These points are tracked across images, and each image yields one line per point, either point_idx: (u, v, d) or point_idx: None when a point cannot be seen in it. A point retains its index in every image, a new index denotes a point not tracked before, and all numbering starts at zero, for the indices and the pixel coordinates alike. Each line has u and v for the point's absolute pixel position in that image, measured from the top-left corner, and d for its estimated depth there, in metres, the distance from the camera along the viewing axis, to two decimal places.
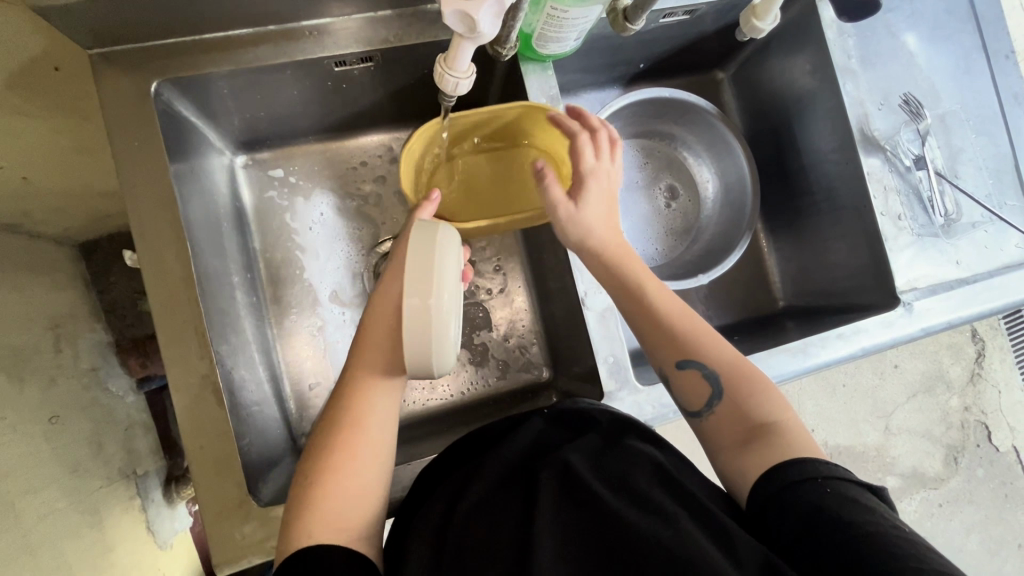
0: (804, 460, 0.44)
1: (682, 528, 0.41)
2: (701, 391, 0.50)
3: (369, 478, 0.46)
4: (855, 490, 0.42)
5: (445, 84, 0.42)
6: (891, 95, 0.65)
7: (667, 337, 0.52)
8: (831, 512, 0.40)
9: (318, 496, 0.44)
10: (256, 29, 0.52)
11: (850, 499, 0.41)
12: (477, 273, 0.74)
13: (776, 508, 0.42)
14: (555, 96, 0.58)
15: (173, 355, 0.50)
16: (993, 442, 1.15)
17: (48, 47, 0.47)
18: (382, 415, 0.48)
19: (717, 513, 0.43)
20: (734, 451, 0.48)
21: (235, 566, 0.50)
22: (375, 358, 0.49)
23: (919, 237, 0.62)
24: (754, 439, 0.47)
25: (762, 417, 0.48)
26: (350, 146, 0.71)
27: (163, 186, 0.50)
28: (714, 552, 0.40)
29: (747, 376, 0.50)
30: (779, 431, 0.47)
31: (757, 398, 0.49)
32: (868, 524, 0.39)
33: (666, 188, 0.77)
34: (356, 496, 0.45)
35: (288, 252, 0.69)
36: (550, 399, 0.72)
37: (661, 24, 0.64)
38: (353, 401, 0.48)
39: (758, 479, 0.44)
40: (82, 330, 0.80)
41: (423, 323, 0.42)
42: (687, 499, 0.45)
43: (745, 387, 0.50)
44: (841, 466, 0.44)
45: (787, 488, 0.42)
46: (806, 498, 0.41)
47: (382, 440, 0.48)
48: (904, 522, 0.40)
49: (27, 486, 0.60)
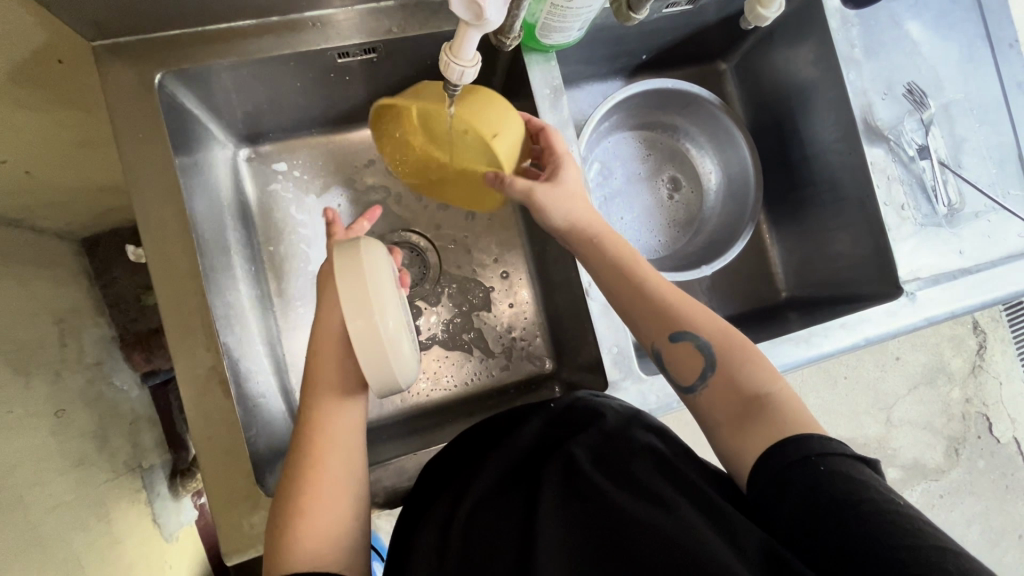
0: (798, 438, 0.43)
1: (682, 515, 0.42)
2: (690, 371, 0.51)
3: (350, 481, 0.48)
4: (850, 464, 0.42)
5: (451, 73, 0.42)
6: (895, 84, 0.64)
7: (655, 315, 0.52)
8: (825, 492, 0.40)
9: (306, 499, 0.46)
10: (260, 20, 0.52)
11: (844, 476, 0.41)
12: (480, 265, 0.74)
13: (771, 491, 0.42)
14: (559, 87, 0.58)
15: (181, 347, 0.50)
16: (994, 433, 1.16)
17: (52, 39, 0.46)
18: (343, 434, 0.49)
19: (718, 500, 0.44)
20: (729, 430, 0.48)
21: (243, 556, 0.51)
22: (328, 381, 0.50)
23: (922, 227, 0.63)
24: (751, 414, 0.47)
25: (753, 389, 0.49)
26: (353, 139, 0.71)
27: (168, 178, 0.50)
28: (713, 537, 0.40)
29: (734, 353, 0.50)
30: (773, 404, 0.47)
31: (748, 372, 0.50)
32: (863, 502, 0.39)
33: (669, 180, 0.77)
34: (338, 500, 0.46)
35: (292, 244, 0.69)
36: (553, 391, 0.72)
37: (665, 13, 0.64)
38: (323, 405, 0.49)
39: (754, 465, 0.45)
40: (86, 324, 0.81)
41: (376, 343, 0.44)
42: (688, 486, 0.45)
43: (731, 360, 0.50)
44: (836, 440, 0.44)
45: (784, 470, 0.42)
46: (802, 479, 0.41)
47: (352, 450, 0.49)
48: (900, 495, 0.40)
49: (34, 478, 0.60)
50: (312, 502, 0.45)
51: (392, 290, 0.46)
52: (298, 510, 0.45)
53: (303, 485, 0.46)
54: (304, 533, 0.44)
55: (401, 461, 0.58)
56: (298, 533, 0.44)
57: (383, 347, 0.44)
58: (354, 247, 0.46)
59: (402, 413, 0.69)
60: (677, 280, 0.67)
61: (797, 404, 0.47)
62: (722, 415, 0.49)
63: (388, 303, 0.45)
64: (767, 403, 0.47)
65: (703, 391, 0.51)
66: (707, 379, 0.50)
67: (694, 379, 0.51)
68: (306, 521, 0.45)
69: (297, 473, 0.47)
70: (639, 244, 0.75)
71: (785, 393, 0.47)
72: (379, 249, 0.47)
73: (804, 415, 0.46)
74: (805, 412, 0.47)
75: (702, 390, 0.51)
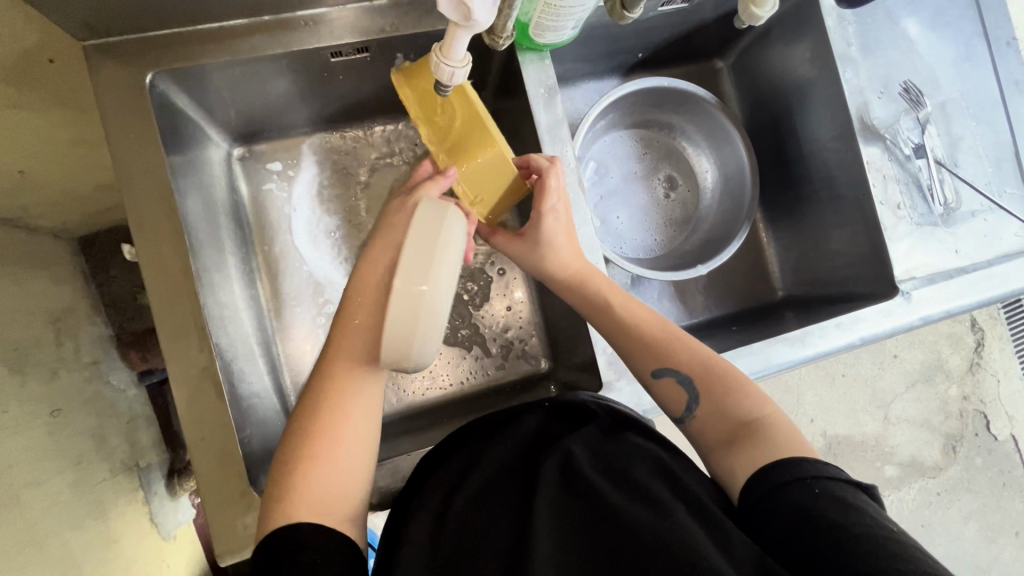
0: (791, 460, 0.44)
1: (677, 519, 0.42)
2: (676, 404, 0.52)
3: (355, 463, 0.46)
4: (845, 488, 0.42)
5: (442, 74, 0.41)
6: (891, 83, 0.64)
7: (639, 349, 0.54)
8: (821, 510, 0.40)
9: (305, 474, 0.44)
10: (252, 19, 0.52)
11: (840, 499, 0.41)
12: (476, 264, 0.73)
13: (765, 508, 0.43)
14: (553, 87, 0.58)
15: (173, 348, 0.50)
16: (991, 431, 1.16)
17: (42, 38, 0.46)
18: (363, 403, 0.47)
19: (713, 507, 0.44)
20: (720, 456, 0.49)
21: (236, 556, 0.51)
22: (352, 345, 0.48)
23: (918, 226, 0.62)
24: (741, 439, 0.48)
25: (742, 416, 0.49)
26: (348, 138, 0.71)
27: (159, 178, 0.50)
28: (707, 542, 0.40)
29: (717, 385, 0.51)
30: (763, 429, 0.47)
31: (734, 401, 0.50)
32: (858, 524, 0.39)
33: (665, 179, 0.77)
34: (340, 484, 0.45)
35: (286, 244, 0.69)
36: (549, 390, 0.72)
37: (660, 11, 0.64)
38: (342, 374, 0.48)
39: (745, 485, 0.45)
40: (81, 323, 0.80)
41: (416, 308, 0.42)
42: (683, 491, 0.45)
43: (713, 388, 0.51)
44: (832, 465, 0.44)
45: (776, 488, 0.43)
46: (794, 499, 0.42)
47: (364, 422, 0.47)
48: (895, 522, 0.40)
49: (30, 478, 0.60)
50: (311, 478, 0.44)
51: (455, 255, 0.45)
52: (296, 484, 0.43)
53: (305, 457, 0.45)
54: (302, 506, 0.43)
55: (396, 462, 0.58)
56: (296, 505, 0.43)
57: (421, 325, 0.43)
58: (444, 205, 0.46)
59: (397, 413, 0.69)
60: (672, 280, 0.66)
61: (785, 429, 0.47)
62: (711, 440, 0.50)
63: (446, 271, 0.44)
64: (756, 427, 0.48)
65: (691, 422, 0.52)
66: (693, 413, 0.51)
67: (681, 412, 0.52)
68: (305, 496, 0.43)
69: (296, 448, 0.45)
70: (635, 244, 0.75)
71: (775, 417, 0.48)
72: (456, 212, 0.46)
73: (795, 441, 0.46)
74: (797, 435, 0.47)
75: (690, 421, 0.52)
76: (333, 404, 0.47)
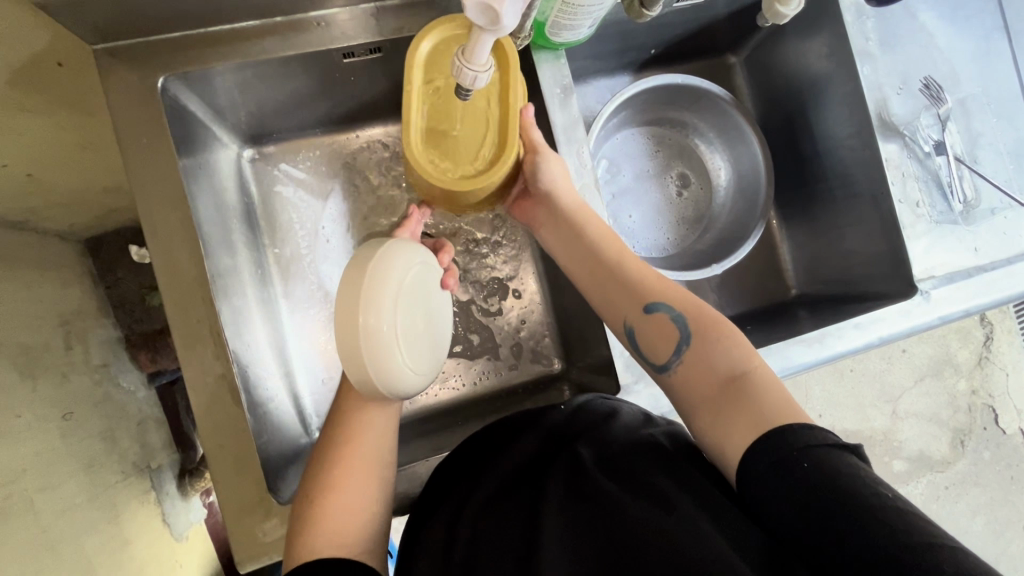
0: (780, 430, 0.42)
1: (684, 513, 0.41)
2: (665, 347, 0.52)
3: (369, 485, 0.47)
4: (835, 455, 0.40)
5: (464, 78, 0.40)
6: (911, 79, 0.63)
7: (624, 296, 0.55)
8: (816, 490, 0.39)
9: (321, 511, 0.44)
10: (263, 20, 0.51)
11: (832, 471, 0.39)
12: (488, 262, 0.73)
13: (763, 492, 0.41)
14: (568, 85, 0.57)
15: (188, 354, 0.50)
16: (1001, 425, 1.15)
17: (50, 41, 0.46)
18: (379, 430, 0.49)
19: (719, 498, 0.43)
20: (708, 416, 0.47)
21: (256, 562, 0.51)
22: None
23: (937, 223, 0.61)
24: (728, 397, 0.47)
25: (729, 369, 0.48)
26: (357, 138, 0.70)
27: (172, 183, 0.50)
28: (717, 536, 0.39)
29: (709, 330, 0.51)
30: (747, 386, 0.47)
31: (724, 350, 0.50)
32: (853, 501, 0.38)
33: (677, 176, 0.76)
34: (361, 497, 0.46)
35: (298, 246, 0.68)
36: (563, 391, 0.72)
37: (674, 8, 0.63)
38: (355, 414, 0.50)
39: (741, 460, 0.43)
40: (91, 325, 0.80)
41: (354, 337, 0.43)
42: (688, 482, 0.44)
43: (705, 335, 0.50)
44: (817, 430, 0.42)
45: (770, 469, 0.41)
46: (789, 479, 0.40)
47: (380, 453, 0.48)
48: (888, 484, 0.39)
49: (45, 482, 0.60)
50: (331, 506, 0.45)
51: (388, 285, 0.45)
52: (316, 515, 0.44)
53: (325, 490, 0.45)
54: (322, 537, 0.43)
55: (413, 468, 0.58)
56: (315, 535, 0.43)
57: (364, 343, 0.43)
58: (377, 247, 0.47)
59: (411, 415, 0.69)
60: (686, 279, 0.66)
61: (771, 386, 0.46)
62: (699, 397, 0.49)
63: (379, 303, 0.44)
64: (743, 383, 0.47)
65: (677, 367, 0.51)
66: (682, 354, 0.51)
67: (669, 356, 0.51)
68: (322, 530, 0.43)
69: (313, 485, 0.46)
70: (648, 242, 0.74)
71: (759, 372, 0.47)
72: (387, 251, 0.47)
73: (786, 404, 0.45)
74: (783, 393, 0.46)
75: (678, 366, 0.51)
76: (349, 446, 0.48)
